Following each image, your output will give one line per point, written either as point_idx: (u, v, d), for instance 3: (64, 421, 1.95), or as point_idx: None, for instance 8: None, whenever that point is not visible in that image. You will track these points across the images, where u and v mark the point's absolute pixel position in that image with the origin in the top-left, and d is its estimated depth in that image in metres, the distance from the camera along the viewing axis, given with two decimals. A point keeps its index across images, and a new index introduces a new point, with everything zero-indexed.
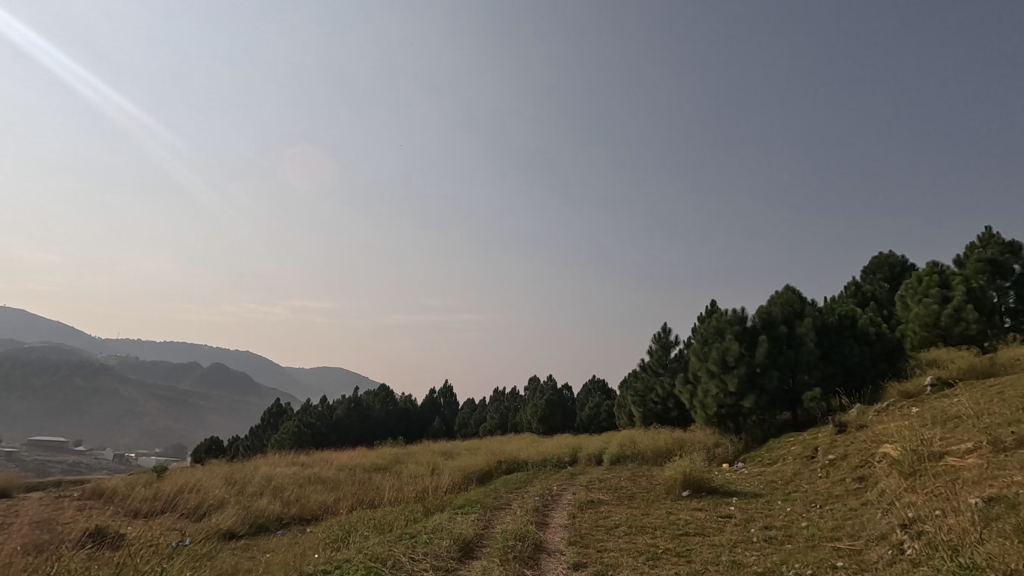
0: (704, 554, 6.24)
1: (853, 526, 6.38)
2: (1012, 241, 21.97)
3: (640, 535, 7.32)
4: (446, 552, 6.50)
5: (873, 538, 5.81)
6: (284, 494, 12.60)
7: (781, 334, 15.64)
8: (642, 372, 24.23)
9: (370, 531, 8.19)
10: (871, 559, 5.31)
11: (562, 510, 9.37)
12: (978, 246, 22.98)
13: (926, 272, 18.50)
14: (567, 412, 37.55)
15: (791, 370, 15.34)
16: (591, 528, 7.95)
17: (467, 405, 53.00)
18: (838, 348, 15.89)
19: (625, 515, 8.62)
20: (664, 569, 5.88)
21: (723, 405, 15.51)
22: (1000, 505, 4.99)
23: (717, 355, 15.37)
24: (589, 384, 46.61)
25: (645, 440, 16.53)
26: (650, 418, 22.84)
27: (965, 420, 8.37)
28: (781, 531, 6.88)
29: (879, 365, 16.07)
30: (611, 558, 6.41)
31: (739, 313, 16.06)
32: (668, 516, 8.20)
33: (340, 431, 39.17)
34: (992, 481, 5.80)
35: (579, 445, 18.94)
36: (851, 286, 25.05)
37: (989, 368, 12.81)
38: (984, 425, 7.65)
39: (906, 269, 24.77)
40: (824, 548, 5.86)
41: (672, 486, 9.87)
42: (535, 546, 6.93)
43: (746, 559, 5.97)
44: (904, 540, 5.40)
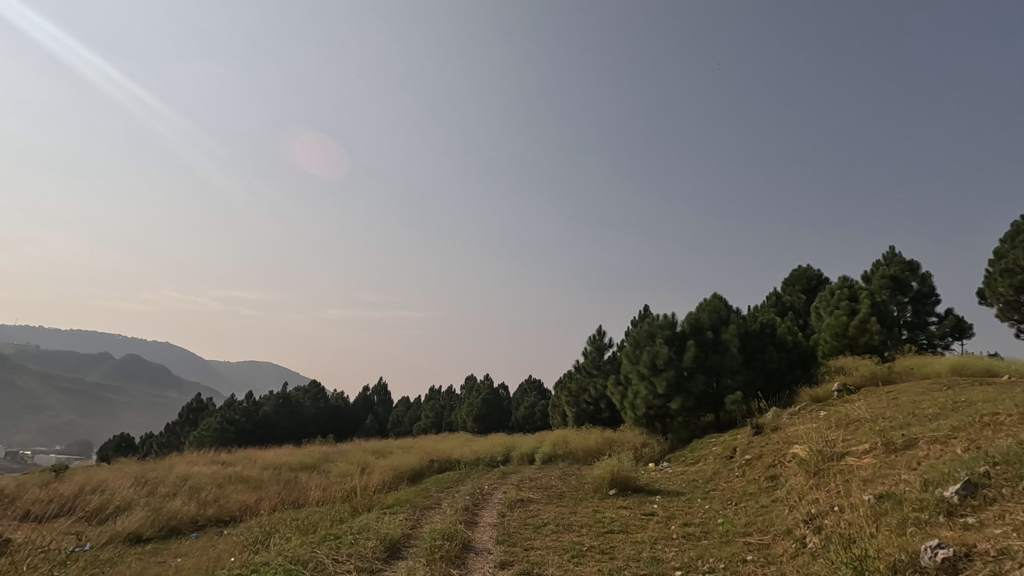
0: (626, 551, 6.45)
1: (763, 522, 6.78)
2: (912, 260, 24.03)
3: (566, 533, 7.48)
4: (371, 553, 6.35)
5: (780, 533, 6.19)
6: (200, 494, 11.95)
7: (708, 340, 16.38)
8: (576, 373, 24.73)
9: (292, 532, 7.89)
10: (777, 553, 5.66)
11: (491, 509, 9.42)
12: (883, 263, 24.97)
13: (838, 285, 19.96)
14: (503, 411, 37.78)
15: (716, 375, 16.12)
16: (519, 527, 8.00)
17: (402, 404, 52.20)
18: (759, 354, 16.86)
19: (553, 514, 8.71)
20: (588, 567, 6.02)
21: (652, 406, 16.09)
22: (888, 501, 5.46)
23: (647, 358, 15.97)
24: (526, 384, 47.03)
25: (577, 440, 16.94)
26: (583, 418, 23.38)
27: (864, 423, 9.10)
28: (699, 527, 7.22)
29: (794, 371, 17.19)
30: (537, 556, 6.50)
31: (670, 318, 16.73)
32: (594, 515, 8.44)
33: (267, 428, 37.50)
34: (884, 479, 6.33)
35: (512, 444, 19.12)
36: (771, 296, 26.73)
37: (886, 377, 14.00)
38: (879, 428, 8.35)
39: (821, 282, 26.61)
40: (737, 543, 6.20)
41: (600, 485, 10.15)
42: (463, 546, 6.92)
43: (665, 555, 6.20)
44: (806, 535, 5.79)
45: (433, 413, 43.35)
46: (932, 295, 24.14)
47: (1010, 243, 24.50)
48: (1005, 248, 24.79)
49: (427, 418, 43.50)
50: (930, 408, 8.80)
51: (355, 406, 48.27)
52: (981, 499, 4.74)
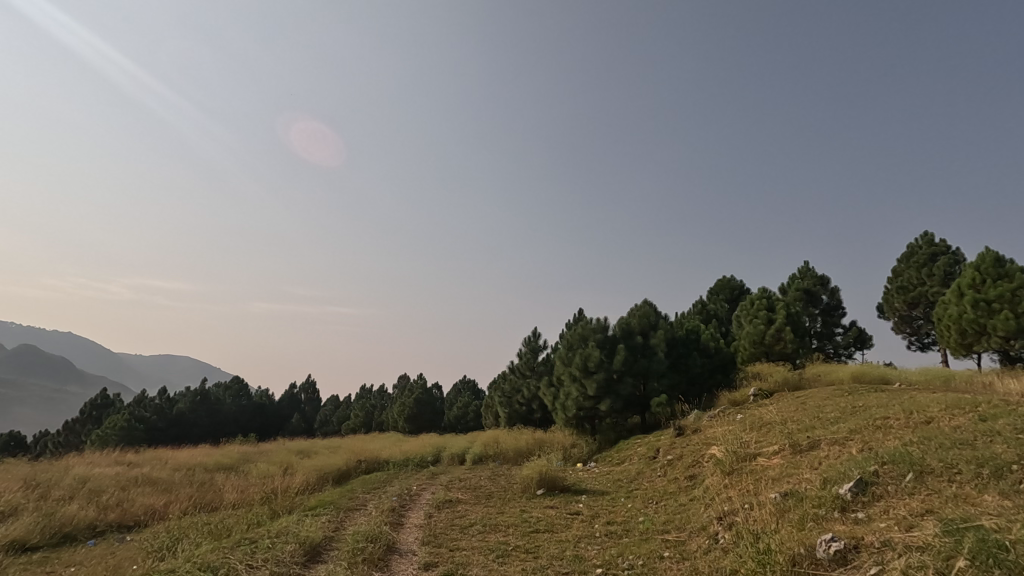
0: (550, 550, 6.56)
1: (680, 520, 7.08)
2: (823, 275, 25.94)
3: (492, 533, 7.51)
4: (289, 557, 6.10)
5: (695, 530, 6.48)
6: (101, 498, 11.04)
7: (637, 344, 16.97)
8: (510, 373, 24.93)
9: (203, 538, 7.45)
10: (691, 549, 5.93)
11: (418, 510, 9.29)
12: (797, 277, 26.82)
13: (758, 296, 21.27)
14: (435, 411, 37.47)
15: (644, 378, 16.70)
16: (446, 528, 7.96)
17: (331, 402, 50.63)
18: (684, 359, 17.63)
19: (480, 515, 8.73)
20: (512, 566, 6.07)
21: (582, 408, 16.46)
22: (791, 498, 5.87)
23: (580, 361, 16.32)
24: (460, 385, 46.88)
25: (508, 440, 17.06)
26: (515, 418, 23.59)
27: (775, 426, 9.74)
28: (621, 525, 7.45)
29: (715, 375, 18.10)
30: (462, 556, 6.49)
31: (602, 322, 17.20)
32: (521, 514, 8.52)
33: (181, 427, 35.26)
34: (789, 477, 6.81)
35: (442, 445, 18.98)
36: (697, 304, 28.09)
37: (797, 383, 15.02)
38: (787, 431, 8.96)
39: (743, 292, 28.29)
40: (655, 541, 6.44)
41: (529, 485, 10.27)
42: (387, 547, 6.80)
43: (587, 553, 6.35)
44: (719, 531, 6.10)
45: (363, 412, 42.33)
46: (839, 308, 26.13)
47: (905, 263, 27.00)
48: (901, 266, 27.26)
49: (357, 417, 42.41)
50: (832, 412, 9.53)
51: (280, 404, 46.27)
52: (870, 496, 5.19)
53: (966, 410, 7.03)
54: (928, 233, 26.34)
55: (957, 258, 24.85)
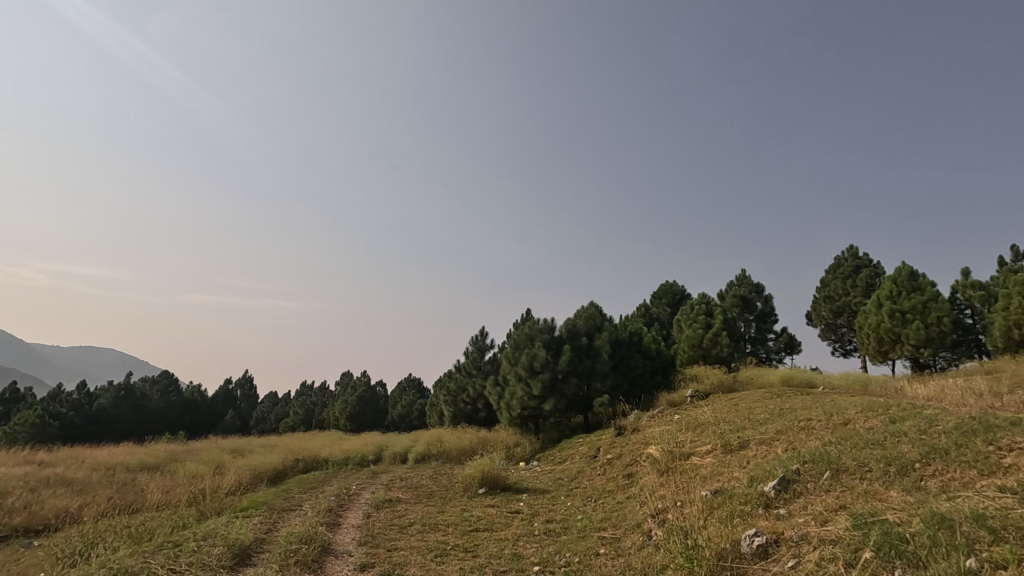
0: (489, 549, 6.58)
1: (617, 517, 7.27)
2: (758, 283, 27.33)
3: (431, 533, 7.44)
4: (215, 561, 5.82)
5: (631, 527, 6.67)
6: (4, 500, 10.18)
7: (582, 345, 17.28)
8: (455, 372, 24.81)
9: (122, 541, 7.03)
10: (626, 545, 6.09)
11: (357, 510, 9.09)
12: (735, 284, 28.12)
13: (697, 301, 22.15)
14: (379, 408, 36.81)
15: (588, 378, 17.03)
16: (384, 528, 7.83)
17: (269, 399, 48.79)
18: (627, 361, 18.11)
19: (421, 514, 8.66)
20: (450, 565, 6.04)
21: (526, 407, 16.60)
22: (721, 496, 6.14)
23: (526, 360, 16.45)
24: (405, 383, 46.27)
25: (451, 439, 16.96)
26: (460, 417, 23.52)
27: (708, 426, 10.18)
28: (560, 523, 7.57)
29: (656, 377, 18.69)
30: (400, 556, 6.40)
31: (549, 323, 17.40)
32: (462, 513, 8.50)
33: (102, 424, 33.06)
34: (719, 475, 7.13)
35: (385, 444, 18.68)
36: (641, 307, 28.95)
37: (731, 385, 15.74)
38: (719, 431, 9.36)
39: (684, 298, 29.50)
40: (592, 538, 6.59)
41: (470, 484, 10.27)
42: (322, 548, 6.63)
43: (525, 551, 6.42)
44: (652, 528, 6.31)
45: (303, 410, 41.07)
46: (771, 314, 27.55)
47: (832, 274, 28.77)
48: (828, 277, 29.02)
49: (296, 415, 41.11)
50: (761, 414, 10.01)
51: (213, 401, 44.18)
52: (791, 493, 5.52)
53: (878, 412, 7.58)
54: (853, 247, 28.18)
55: (877, 271, 26.71)
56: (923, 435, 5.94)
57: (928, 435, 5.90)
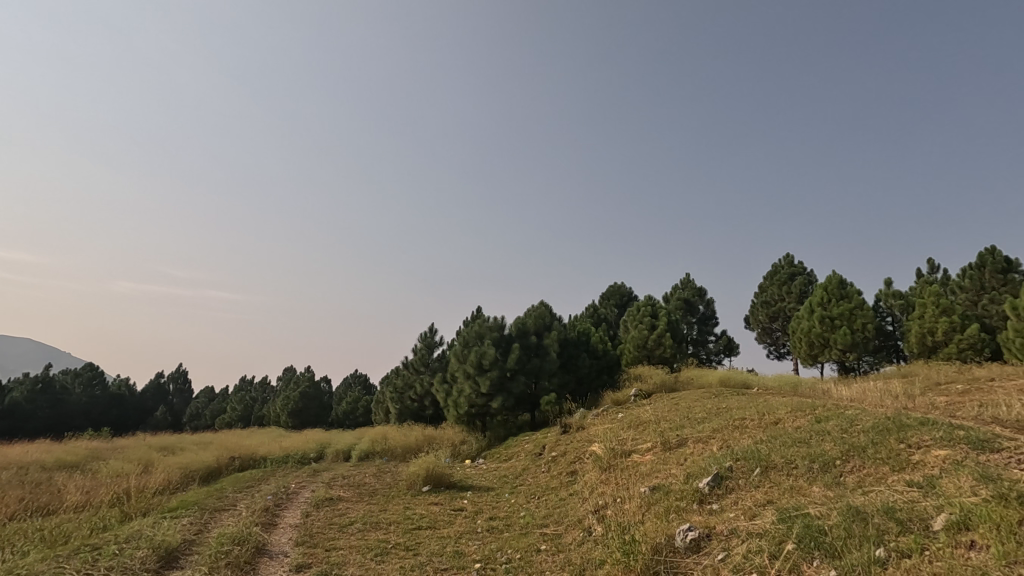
0: (430, 547, 6.53)
1: (559, 514, 7.38)
2: (701, 287, 28.42)
3: (372, 532, 7.31)
4: (138, 565, 5.50)
5: (571, 523, 6.79)
6: None
7: (531, 344, 17.41)
8: (403, 369, 24.47)
9: (33, 545, 6.53)
10: (567, 541, 6.20)
11: (294, 510, 8.82)
12: (679, 287, 29.10)
13: (643, 303, 22.78)
14: (322, 405, 35.88)
15: (535, 377, 17.19)
16: (323, 527, 7.63)
17: (204, 394, 46.62)
18: (574, 360, 18.40)
19: (362, 512, 8.52)
20: (390, 564, 5.96)
21: (474, 405, 16.57)
22: (658, 491, 6.34)
23: (474, 358, 16.42)
24: (351, 379, 45.29)
25: (397, 437, 16.70)
26: (406, 415, 23.25)
27: (649, 424, 10.51)
28: (503, 520, 7.61)
29: (602, 376, 19.10)
30: (338, 556, 6.25)
31: (499, 321, 17.44)
32: (405, 511, 8.40)
33: (15, 420, 30.68)
34: (658, 472, 7.35)
35: (328, 441, 18.23)
36: (590, 308, 29.51)
37: (672, 385, 16.27)
38: (660, 430, 9.65)
39: (631, 300, 30.32)
40: (534, 534, 6.66)
41: (414, 482, 10.19)
42: (256, 550, 6.38)
43: (467, 549, 6.41)
44: (592, 523, 6.44)
45: (241, 406, 39.48)
46: (712, 318, 28.66)
47: (769, 280, 30.23)
48: (766, 283, 30.48)
49: (234, 411, 39.48)
50: (699, 414, 10.38)
51: (142, 395, 41.80)
52: (723, 489, 5.76)
53: (805, 412, 8.03)
54: (789, 255, 29.73)
55: (810, 279, 28.30)
56: (844, 433, 6.34)
57: (848, 434, 6.31)
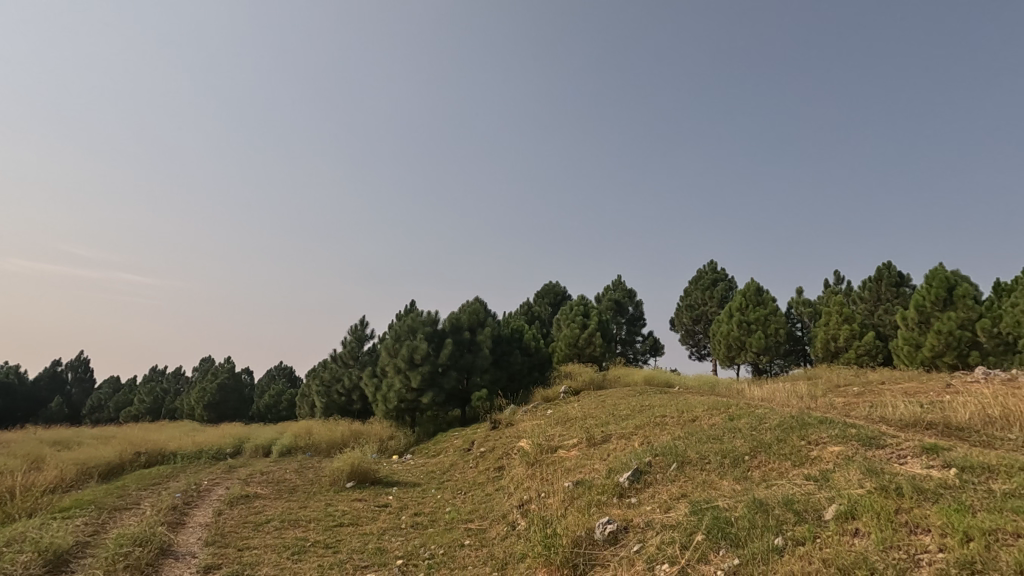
0: (351, 544, 6.37)
1: (484, 509, 7.42)
2: (631, 289, 29.46)
3: (290, 530, 7.04)
4: (20, 570, 5.01)
5: (496, 518, 6.83)
6: None
7: (464, 340, 17.37)
8: (330, 361, 23.72)
9: None
10: (491, 536, 6.23)
11: (206, 508, 8.34)
12: (611, 288, 30.00)
13: (576, 302, 23.32)
14: (242, 398, 34.16)
15: (467, 372, 17.18)
16: (237, 525, 7.28)
17: (108, 384, 43.08)
18: (507, 356, 18.55)
19: (280, 509, 8.18)
20: (308, 563, 5.77)
21: (403, 400, 16.33)
22: (581, 486, 6.50)
23: (406, 353, 16.17)
24: (276, 371, 43.41)
25: (321, 431, 16.20)
26: (332, 409, 22.57)
27: (576, 421, 10.77)
28: (428, 516, 7.55)
29: (533, 373, 19.37)
30: (252, 556, 5.96)
31: (433, 315, 17.28)
32: (326, 508, 8.15)
33: None
34: (583, 467, 7.55)
35: (246, 435, 17.40)
36: (525, 305, 29.83)
37: (600, 383, 16.75)
38: (586, 426, 9.90)
39: (564, 299, 30.95)
40: (458, 530, 6.66)
41: (338, 478, 9.92)
42: (159, 551, 5.97)
43: (389, 545, 6.31)
44: (517, 518, 6.52)
45: (151, 398, 36.90)
46: (641, 319, 29.76)
47: (694, 285, 31.80)
48: (691, 288, 32.02)
49: (142, 403, 36.85)
50: (623, 411, 10.75)
51: (35, 385, 38.15)
52: (642, 483, 6.00)
53: (720, 411, 8.52)
54: (713, 262, 31.40)
55: (730, 285, 30.05)
56: (753, 431, 6.78)
57: (757, 431, 6.74)
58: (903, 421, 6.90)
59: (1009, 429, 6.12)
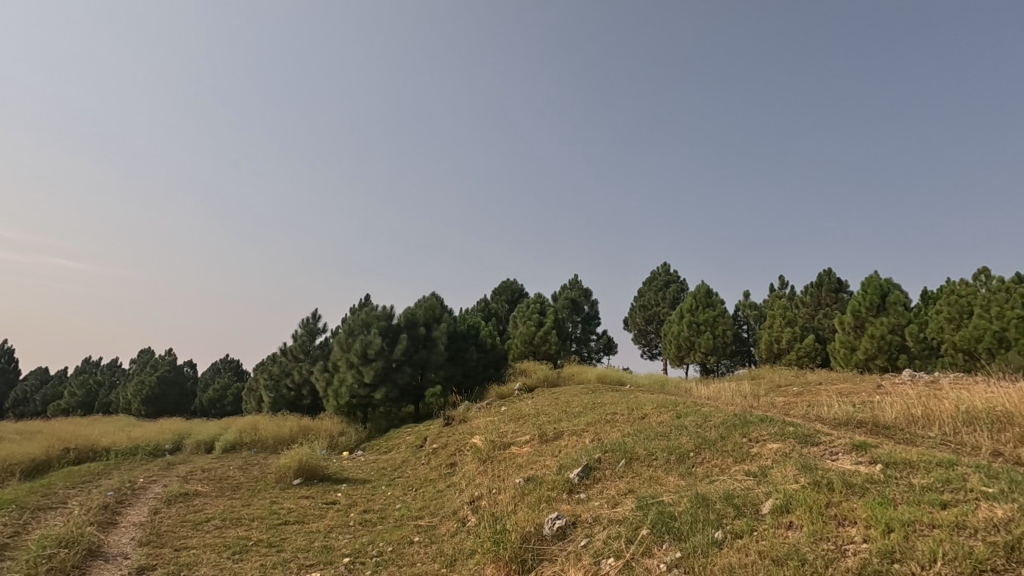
0: (296, 542, 6.22)
1: (434, 506, 7.37)
2: (586, 288, 29.90)
3: (231, 529, 6.79)
4: None
5: (446, 514, 6.81)
6: None
7: (419, 335, 17.19)
8: (279, 355, 22.99)
9: None
10: (440, 533, 6.20)
11: (141, 507, 7.95)
12: (567, 287, 30.36)
13: (533, 300, 23.48)
14: (183, 392, 32.70)
15: (422, 368, 17.02)
16: (174, 524, 6.97)
17: (34, 376, 40.34)
18: (462, 353, 18.49)
19: (222, 507, 7.89)
20: (249, 563, 5.59)
21: (355, 395, 16.02)
22: (532, 482, 6.55)
23: (359, 347, 15.86)
24: (221, 364, 41.75)
25: (268, 426, 15.71)
26: (281, 404, 21.91)
27: (529, 418, 10.85)
28: (377, 513, 7.45)
29: (489, 370, 19.39)
30: (190, 556, 5.73)
31: (388, 310, 17.02)
32: (270, 506, 7.91)
33: None
34: (534, 463, 7.61)
35: (187, 431, 16.67)
36: (482, 302, 29.81)
37: (554, 380, 16.94)
38: (539, 423, 9.98)
39: (521, 296, 31.10)
40: (408, 526, 6.60)
41: (284, 475, 9.66)
42: (88, 552, 5.65)
43: (336, 543, 6.19)
44: (467, 515, 6.51)
45: (82, 391, 34.81)
46: (595, 318, 30.26)
47: (647, 286, 32.57)
48: (644, 289, 32.78)
49: (73, 396, 34.72)
50: (575, 408, 10.92)
51: None
52: (591, 479, 6.11)
53: (668, 409, 8.77)
54: (666, 264, 32.26)
55: (682, 287, 30.92)
56: (698, 428, 7.01)
57: (702, 428, 6.98)
58: (836, 420, 7.30)
59: (930, 427, 6.58)
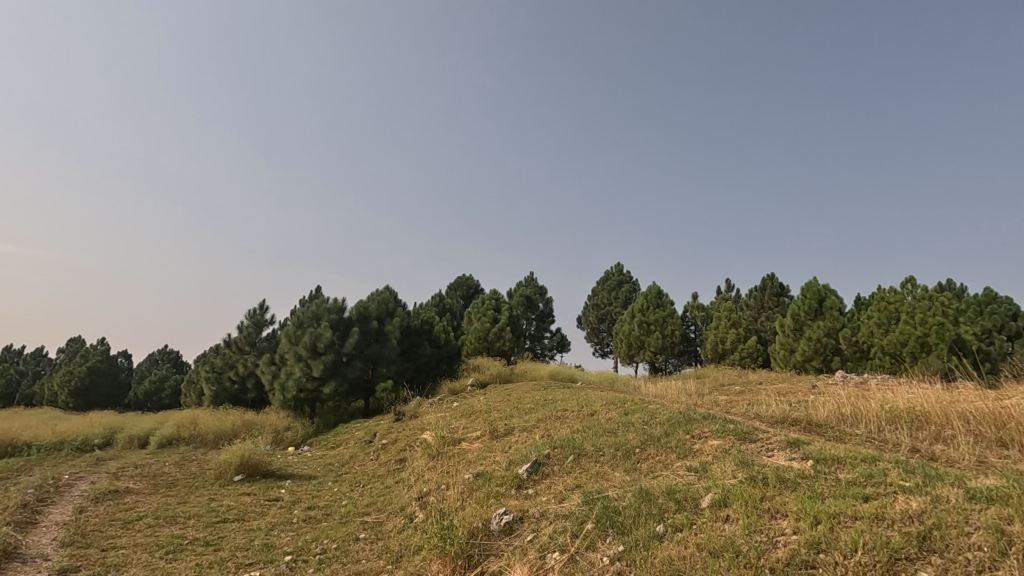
0: (235, 540, 6.01)
1: (382, 502, 7.28)
2: (541, 286, 30.13)
3: (165, 527, 6.48)
4: None
5: (394, 510, 6.73)
6: None
7: (371, 329, 16.89)
8: (222, 346, 22.08)
9: None
10: (387, 529, 6.14)
11: (65, 505, 7.48)
12: (523, 284, 30.50)
13: (488, 296, 23.47)
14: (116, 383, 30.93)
15: (373, 363, 16.74)
16: (102, 523, 6.60)
17: None
18: (415, 348, 18.29)
19: (155, 505, 7.52)
20: (184, 562, 5.36)
21: (303, 389, 15.61)
22: (481, 478, 6.56)
23: (308, 340, 15.43)
24: (158, 355, 39.72)
25: (208, 421, 15.07)
26: (223, 397, 21.09)
27: (480, 414, 10.84)
28: (322, 510, 7.29)
29: (442, 365, 19.27)
30: (119, 557, 5.44)
31: (339, 302, 16.64)
32: (208, 504, 7.60)
33: None
34: (484, 459, 7.63)
35: (120, 425, 15.80)
36: (436, 297, 29.56)
37: (507, 376, 17.01)
38: (490, 419, 10.00)
39: (476, 292, 31.00)
40: (354, 523, 6.49)
41: (225, 470, 9.31)
42: (3, 554, 5.27)
43: (278, 541, 6.03)
44: (415, 510, 6.46)
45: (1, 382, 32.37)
46: (550, 316, 30.53)
47: (601, 285, 33.10)
48: (598, 288, 33.30)
49: None
50: (526, 404, 10.99)
51: None
52: (539, 475, 6.17)
53: (617, 406, 8.96)
54: (620, 264, 32.88)
55: (634, 287, 31.59)
56: (644, 425, 7.20)
57: (648, 425, 7.17)
58: (773, 418, 7.64)
59: (858, 425, 6.99)
